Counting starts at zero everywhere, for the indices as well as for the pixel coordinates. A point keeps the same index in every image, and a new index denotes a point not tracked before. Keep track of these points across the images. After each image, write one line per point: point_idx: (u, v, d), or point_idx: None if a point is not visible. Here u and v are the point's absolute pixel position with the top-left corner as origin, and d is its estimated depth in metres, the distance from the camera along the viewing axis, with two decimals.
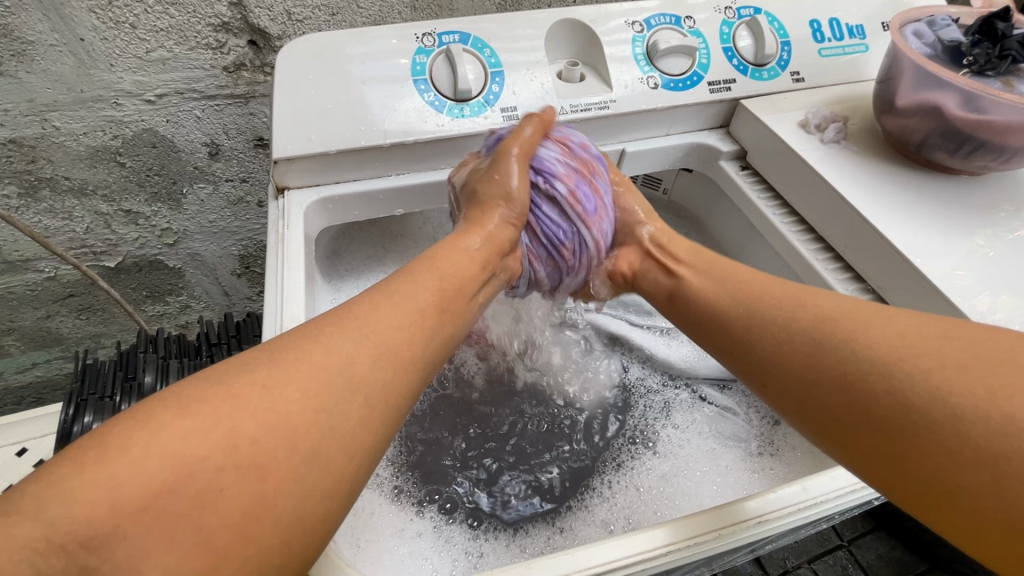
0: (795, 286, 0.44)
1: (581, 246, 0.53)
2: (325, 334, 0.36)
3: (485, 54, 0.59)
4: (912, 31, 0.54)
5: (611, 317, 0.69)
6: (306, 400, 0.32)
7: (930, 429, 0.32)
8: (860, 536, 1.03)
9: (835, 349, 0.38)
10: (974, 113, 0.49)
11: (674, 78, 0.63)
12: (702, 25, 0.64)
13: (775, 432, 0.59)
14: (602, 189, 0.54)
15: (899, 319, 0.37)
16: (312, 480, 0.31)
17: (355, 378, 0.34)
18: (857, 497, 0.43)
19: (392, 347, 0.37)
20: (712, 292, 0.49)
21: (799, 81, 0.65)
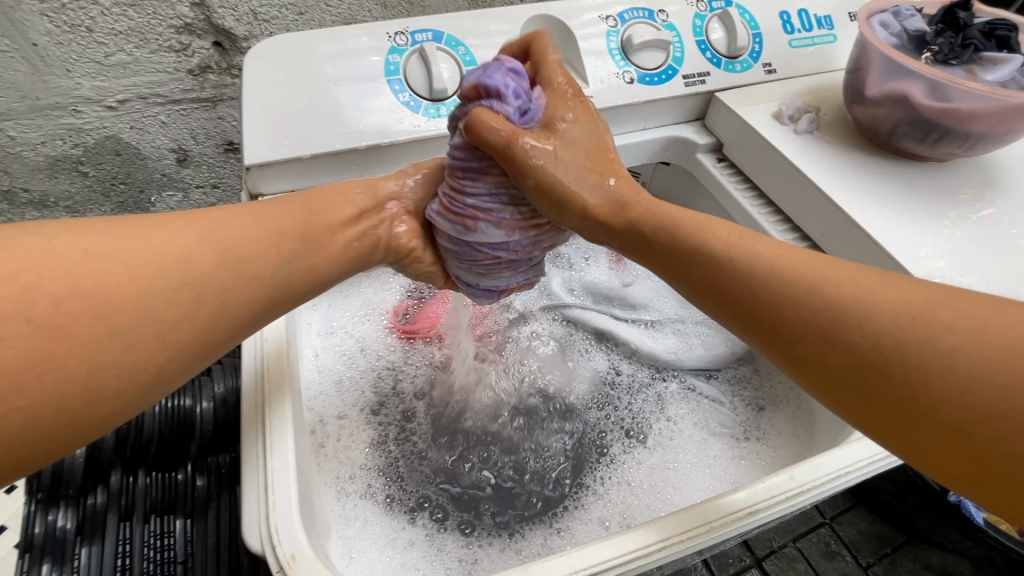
0: (834, 278, 0.35)
1: (490, 249, 0.46)
2: (167, 225, 0.36)
3: (459, 52, 0.58)
4: (879, 21, 0.55)
5: (596, 312, 0.67)
6: (130, 276, 0.32)
7: (987, 457, 0.29)
8: (842, 513, 1.09)
9: (882, 352, 0.32)
10: (939, 102, 0.50)
11: (649, 72, 0.63)
12: (675, 18, 0.64)
13: (760, 418, 0.60)
14: (471, 184, 0.44)
15: (977, 348, 0.29)
16: (114, 355, 0.31)
17: (191, 274, 0.34)
18: (843, 481, 0.44)
19: (247, 260, 0.38)
20: (710, 282, 0.38)
21: (772, 73, 0.66)
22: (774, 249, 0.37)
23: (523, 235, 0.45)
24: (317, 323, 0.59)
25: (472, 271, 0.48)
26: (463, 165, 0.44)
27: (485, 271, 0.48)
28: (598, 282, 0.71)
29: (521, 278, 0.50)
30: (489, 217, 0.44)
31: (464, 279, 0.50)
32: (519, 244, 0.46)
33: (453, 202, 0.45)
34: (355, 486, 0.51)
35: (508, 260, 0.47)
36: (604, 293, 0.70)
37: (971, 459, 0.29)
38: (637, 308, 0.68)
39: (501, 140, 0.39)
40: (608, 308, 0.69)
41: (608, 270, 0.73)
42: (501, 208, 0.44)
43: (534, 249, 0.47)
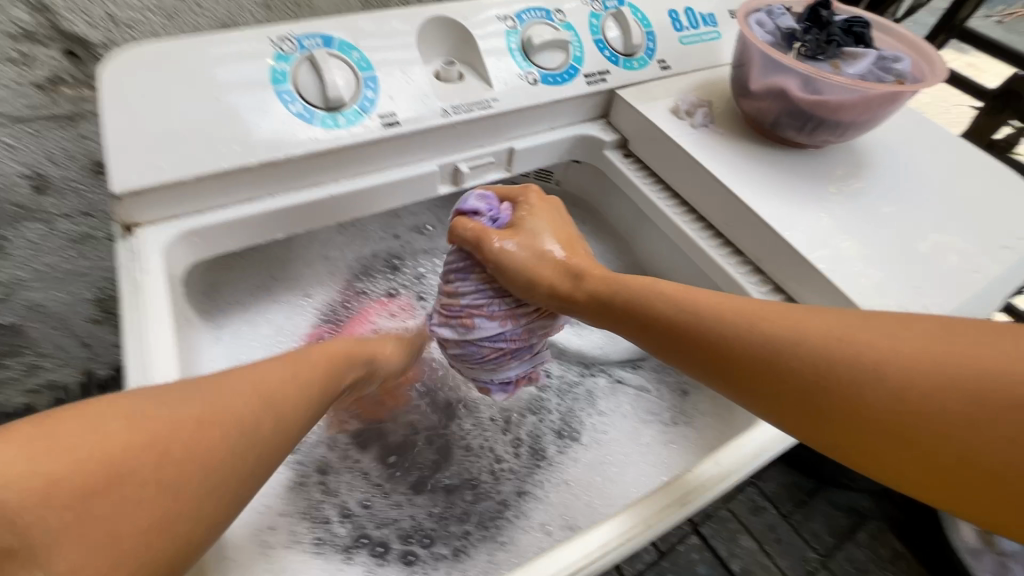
0: (772, 321, 0.40)
1: (489, 342, 0.52)
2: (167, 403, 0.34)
3: (353, 57, 0.55)
4: (756, 19, 0.59)
5: None
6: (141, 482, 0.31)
7: (900, 452, 0.35)
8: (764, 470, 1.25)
9: (817, 382, 0.37)
10: (812, 94, 0.54)
11: (552, 72, 0.63)
12: (572, 18, 0.64)
13: (685, 402, 0.62)
14: (461, 284, 0.54)
15: (907, 362, 0.35)
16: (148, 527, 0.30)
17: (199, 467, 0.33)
18: (761, 459, 0.47)
19: (277, 408, 0.39)
20: (668, 335, 0.44)
21: (666, 69, 0.69)
22: (721, 301, 0.42)
23: (511, 323, 0.52)
24: (221, 358, 0.59)
25: (480, 368, 0.54)
26: (454, 271, 0.54)
27: (491, 367, 0.54)
28: None
29: (526, 367, 0.56)
30: (483, 317, 0.52)
31: (474, 375, 0.56)
32: (512, 334, 0.53)
33: (452, 309, 0.53)
34: (278, 534, 0.47)
35: (507, 352, 0.53)
36: None
37: (894, 460, 0.35)
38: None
39: (472, 231, 0.51)
40: None
41: None
42: (489, 302, 0.52)
43: (534, 340, 0.54)
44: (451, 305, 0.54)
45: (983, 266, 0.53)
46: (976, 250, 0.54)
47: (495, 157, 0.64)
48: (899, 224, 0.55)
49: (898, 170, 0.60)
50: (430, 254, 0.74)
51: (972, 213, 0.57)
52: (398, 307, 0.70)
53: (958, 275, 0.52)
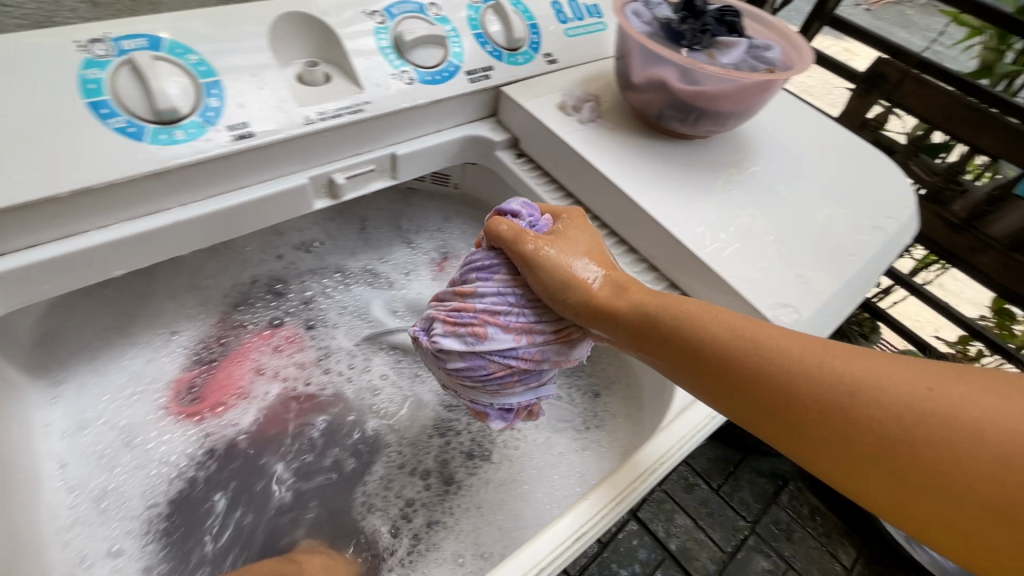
0: (847, 357, 0.38)
1: (499, 355, 0.47)
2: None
3: (189, 61, 0.47)
4: (632, 10, 0.57)
5: None
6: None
7: (961, 512, 0.34)
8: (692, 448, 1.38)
9: (893, 426, 0.35)
10: (691, 85, 0.53)
11: (430, 70, 0.58)
12: (447, 12, 0.61)
13: (596, 404, 0.61)
14: (481, 285, 0.49)
15: (994, 420, 0.33)
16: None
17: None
18: (665, 469, 0.47)
19: None
20: (721, 362, 0.41)
21: (553, 63, 0.67)
22: (791, 338, 0.40)
23: (527, 337, 0.47)
24: (60, 424, 0.51)
25: (489, 386, 0.48)
26: (477, 270, 0.50)
27: (499, 387, 0.48)
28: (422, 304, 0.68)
29: (529, 395, 0.50)
30: (500, 325, 0.47)
31: (477, 398, 0.49)
32: (526, 351, 0.47)
33: (464, 317, 0.47)
34: None
35: (519, 372, 0.48)
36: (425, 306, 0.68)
37: (947, 517, 0.34)
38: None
39: (507, 233, 0.47)
40: None
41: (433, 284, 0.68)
42: (508, 310, 0.47)
43: (547, 363, 0.49)
44: (461, 313, 0.48)
45: (858, 247, 0.54)
46: (851, 232, 0.55)
47: (377, 165, 0.60)
48: (781, 212, 0.56)
49: (778, 156, 0.61)
50: (319, 273, 0.68)
51: (846, 196, 0.59)
52: (284, 339, 0.64)
53: (837, 258, 0.53)
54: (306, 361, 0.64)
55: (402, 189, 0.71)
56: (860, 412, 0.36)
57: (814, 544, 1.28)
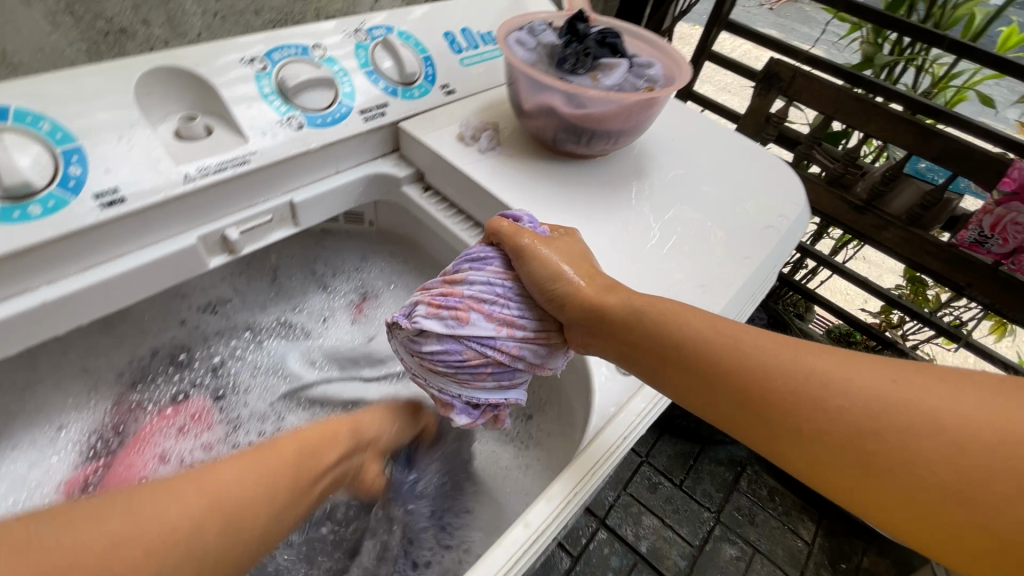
0: (816, 351, 0.40)
1: (478, 344, 0.45)
2: (179, 492, 0.40)
3: (43, 129, 0.44)
4: (515, 39, 0.58)
5: (342, 382, 0.65)
6: (144, 563, 0.37)
7: (921, 504, 0.34)
8: (653, 447, 1.40)
9: (861, 428, 0.36)
10: (579, 109, 0.54)
11: (319, 113, 0.57)
12: (334, 52, 0.60)
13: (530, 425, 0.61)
14: (472, 271, 0.47)
15: (951, 410, 0.34)
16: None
17: (183, 539, 0.39)
18: (592, 486, 0.44)
19: (231, 495, 0.42)
20: (700, 362, 0.42)
21: (451, 94, 0.67)
22: (761, 341, 0.41)
23: (510, 329, 0.46)
24: None
25: (460, 375, 0.46)
26: (469, 259, 0.49)
27: (470, 378, 0.46)
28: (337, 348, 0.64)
29: (499, 396, 0.47)
30: (484, 311, 0.45)
31: (447, 390, 0.47)
32: (508, 343, 0.45)
33: (448, 301, 0.46)
34: None
35: (494, 366, 0.46)
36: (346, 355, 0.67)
37: (907, 505, 0.35)
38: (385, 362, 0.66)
39: (505, 228, 0.48)
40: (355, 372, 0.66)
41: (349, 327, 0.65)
42: (493, 300, 0.46)
43: (520, 365, 0.47)
44: (444, 298, 0.46)
45: (751, 250, 0.57)
46: (744, 235, 0.58)
47: (275, 214, 0.57)
48: (678, 222, 0.58)
49: (673, 167, 0.63)
50: (226, 335, 0.65)
51: (738, 200, 0.61)
52: (189, 418, 0.60)
53: (732, 262, 0.55)
54: (215, 438, 0.61)
55: (314, 233, 0.68)
56: (830, 402, 0.37)
57: (775, 523, 1.31)
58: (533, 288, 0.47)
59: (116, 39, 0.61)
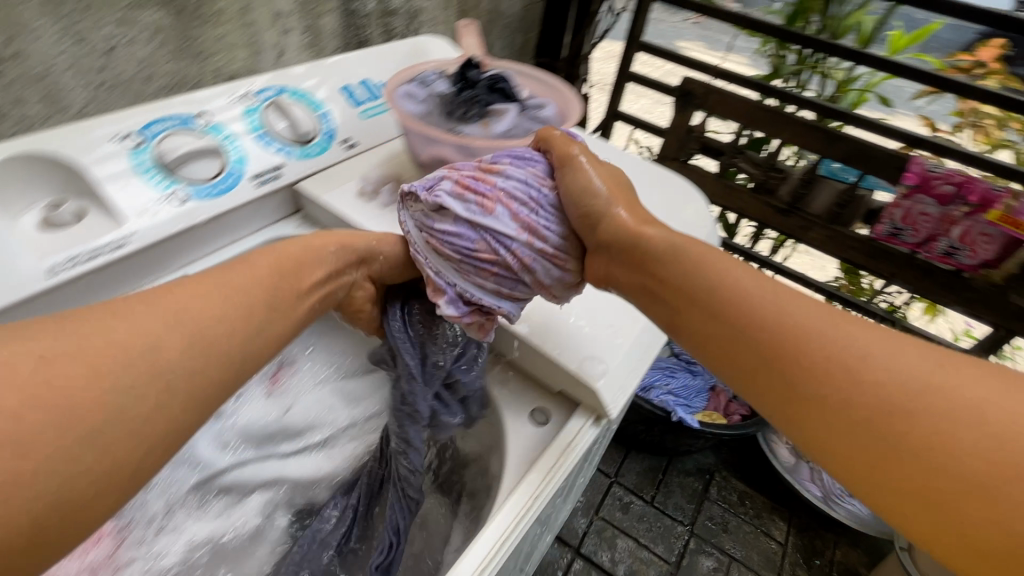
0: (866, 326, 0.35)
1: (494, 239, 0.44)
2: (153, 306, 0.36)
3: None
4: (404, 92, 0.57)
5: (258, 464, 0.62)
6: (94, 381, 0.31)
7: (933, 487, 0.30)
8: (621, 466, 1.39)
9: (890, 396, 0.32)
10: (470, 159, 0.54)
11: (205, 184, 0.55)
12: (220, 119, 0.58)
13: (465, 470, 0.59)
14: (512, 166, 0.47)
15: (997, 404, 0.30)
16: (92, 458, 0.30)
17: (158, 362, 0.34)
18: (526, 520, 0.42)
19: (196, 307, 0.38)
20: (727, 304, 0.39)
21: (352, 147, 0.66)
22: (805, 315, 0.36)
23: (529, 236, 0.45)
24: None
25: (467, 268, 0.45)
26: (509, 154, 0.48)
27: (480, 276, 0.45)
28: (255, 424, 0.61)
29: (506, 303, 0.46)
30: (512, 208, 0.44)
31: (449, 278, 0.46)
32: (525, 246, 0.44)
33: (509, 181, 0.45)
34: None
35: (502, 270, 0.45)
36: (263, 432, 0.62)
37: (915, 489, 0.30)
38: (303, 434, 0.64)
39: (558, 136, 0.49)
40: (273, 450, 0.63)
41: (265, 401, 0.61)
42: (524, 202, 0.45)
43: (540, 273, 0.46)
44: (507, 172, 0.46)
45: None
46: None
47: None
48: None
49: None
50: None
51: None
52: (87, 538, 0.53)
53: None
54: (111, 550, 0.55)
55: None
56: (884, 353, 0.33)
57: (749, 528, 1.30)
58: (569, 203, 0.46)
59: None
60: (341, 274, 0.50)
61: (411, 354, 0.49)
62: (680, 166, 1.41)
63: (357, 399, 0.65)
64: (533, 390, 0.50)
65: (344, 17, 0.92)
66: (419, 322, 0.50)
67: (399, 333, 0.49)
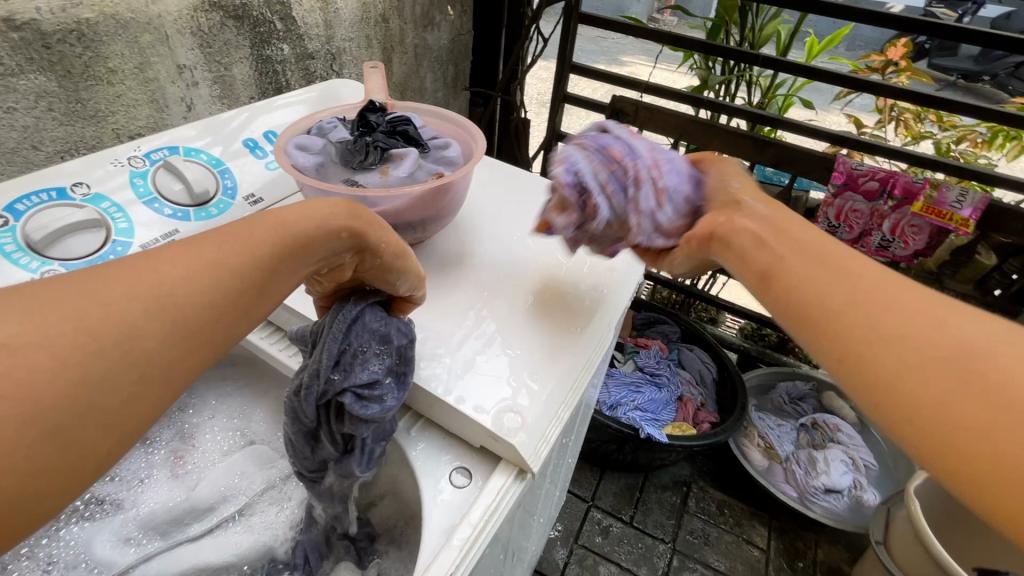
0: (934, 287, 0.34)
1: (628, 150, 0.50)
2: (135, 276, 0.26)
3: None
4: (297, 144, 0.55)
5: (159, 553, 0.55)
6: (59, 371, 0.22)
7: (975, 414, 0.27)
8: (596, 489, 1.35)
9: (941, 330, 0.30)
10: (370, 208, 0.51)
11: (86, 259, 0.51)
12: (100, 187, 0.55)
13: (397, 529, 0.55)
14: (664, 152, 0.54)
15: None
16: (51, 461, 0.22)
17: (140, 349, 0.25)
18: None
19: (249, 251, 0.30)
20: (793, 241, 0.40)
21: (258, 202, 0.63)
22: None
23: (658, 167, 0.49)
24: None
25: (593, 161, 0.49)
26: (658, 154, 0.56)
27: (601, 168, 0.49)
28: (158, 509, 0.57)
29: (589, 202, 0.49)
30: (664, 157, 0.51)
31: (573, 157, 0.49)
32: (656, 174, 0.49)
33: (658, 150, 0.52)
34: None
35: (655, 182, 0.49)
36: (169, 516, 0.57)
37: (944, 414, 0.28)
38: (213, 508, 0.59)
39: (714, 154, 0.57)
40: (182, 533, 0.57)
41: (169, 483, 0.58)
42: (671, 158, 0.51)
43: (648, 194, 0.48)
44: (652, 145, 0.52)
45: (585, 306, 0.55)
46: (578, 299, 0.55)
47: None
48: (509, 298, 0.54)
49: (499, 236, 0.62)
50: None
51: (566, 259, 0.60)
52: None
53: (564, 325, 0.52)
54: None
55: None
56: (933, 304, 0.32)
57: (730, 538, 1.28)
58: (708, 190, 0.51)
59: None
60: (336, 256, 0.38)
61: (332, 354, 0.42)
62: None
63: (271, 461, 0.61)
64: (454, 447, 0.47)
65: (257, 64, 0.88)
66: (364, 328, 0.44)
67: (336, 327, 0.42)
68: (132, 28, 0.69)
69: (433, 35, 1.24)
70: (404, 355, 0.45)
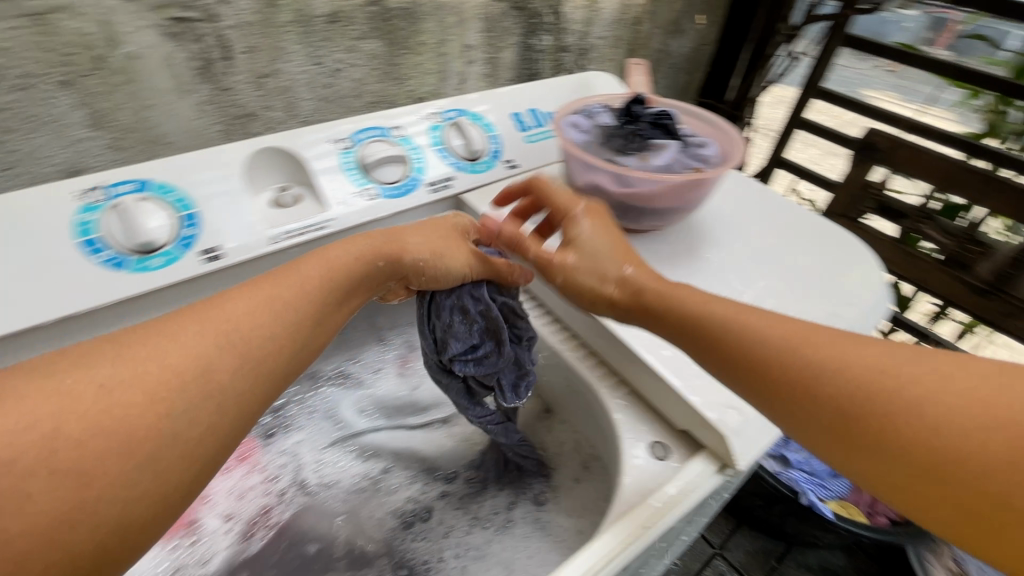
0: (858, 345, 0.37)
1: None
2: (204, 322, 0.36)
3: (172, 197, 0.54)
4: (572, 121, 0.62)
5: (381, 428, 0.69)
6: (150, 404, 0.31)
7: (935, 478, 0.32)
8: (727, 539, 1.25)
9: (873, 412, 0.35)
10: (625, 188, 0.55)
11: (390, 186, 0.64)
12: (410, 132, 0.68)
13: (571, 481, 0.60)
14: None
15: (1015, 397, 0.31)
16: (145, 486, 0.30)
17: (213, 380, 0.34)
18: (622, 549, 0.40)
19: (248, 311, 0.38)
20: (723, 345, 0.42)
21: (514, 167, 0.72)
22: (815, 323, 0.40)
23: None
24: None
25: None
26: None
27: None
28: (387, 394, 0.71)
29: None
30: None
31: None
32: None
33: None
34: None
35: None
36: (394, 404, 0.71)
37: (913, 476, 0.33)
38: (428, 409, 0.71)
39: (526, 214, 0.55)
40: (401, 420, 0.70)
41: (397, 378, 0.71)
42: None
43: None
44: None
45: None
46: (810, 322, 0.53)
47: None
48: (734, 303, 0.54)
49: (734, 242, 0.62)
50: None
51: (804, 280, 0.57)
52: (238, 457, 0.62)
53: None
54: (271, 479, 0.63)
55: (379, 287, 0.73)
56: (841, 371, 0.37)
57: None
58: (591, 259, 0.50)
59: (244, 122, 0.72)
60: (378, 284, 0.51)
61: (428, 340, 0.58)
62: (850, 225, 1.24)
63: None
64: (654, 424, 0.50)
65: (521, 51, 0.99)
66: (436, 313, 0.56)
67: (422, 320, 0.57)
68: (444, 10, 0.83)
69: (678, 42, 1.24)
70: (486, 316, 0.56)
